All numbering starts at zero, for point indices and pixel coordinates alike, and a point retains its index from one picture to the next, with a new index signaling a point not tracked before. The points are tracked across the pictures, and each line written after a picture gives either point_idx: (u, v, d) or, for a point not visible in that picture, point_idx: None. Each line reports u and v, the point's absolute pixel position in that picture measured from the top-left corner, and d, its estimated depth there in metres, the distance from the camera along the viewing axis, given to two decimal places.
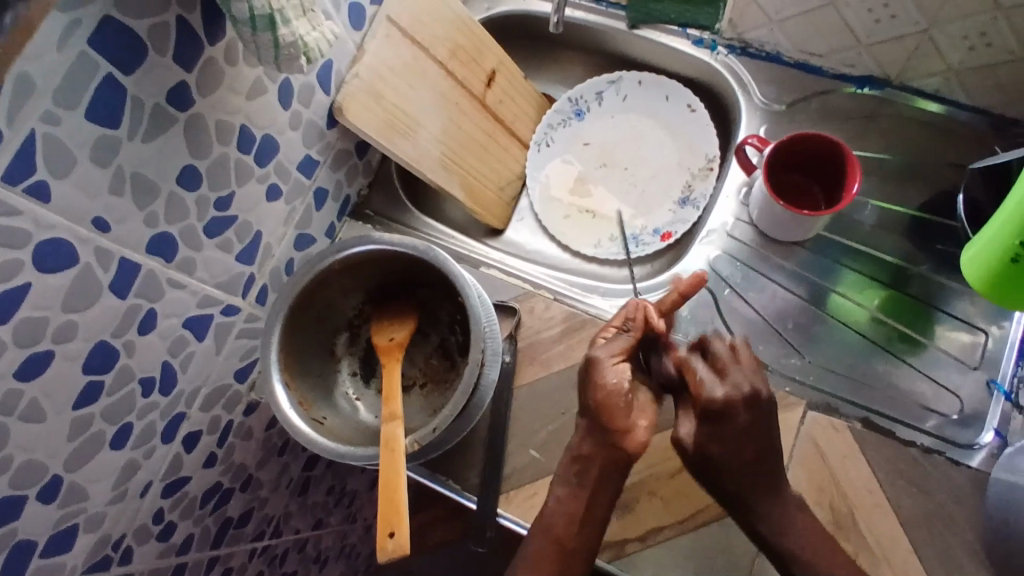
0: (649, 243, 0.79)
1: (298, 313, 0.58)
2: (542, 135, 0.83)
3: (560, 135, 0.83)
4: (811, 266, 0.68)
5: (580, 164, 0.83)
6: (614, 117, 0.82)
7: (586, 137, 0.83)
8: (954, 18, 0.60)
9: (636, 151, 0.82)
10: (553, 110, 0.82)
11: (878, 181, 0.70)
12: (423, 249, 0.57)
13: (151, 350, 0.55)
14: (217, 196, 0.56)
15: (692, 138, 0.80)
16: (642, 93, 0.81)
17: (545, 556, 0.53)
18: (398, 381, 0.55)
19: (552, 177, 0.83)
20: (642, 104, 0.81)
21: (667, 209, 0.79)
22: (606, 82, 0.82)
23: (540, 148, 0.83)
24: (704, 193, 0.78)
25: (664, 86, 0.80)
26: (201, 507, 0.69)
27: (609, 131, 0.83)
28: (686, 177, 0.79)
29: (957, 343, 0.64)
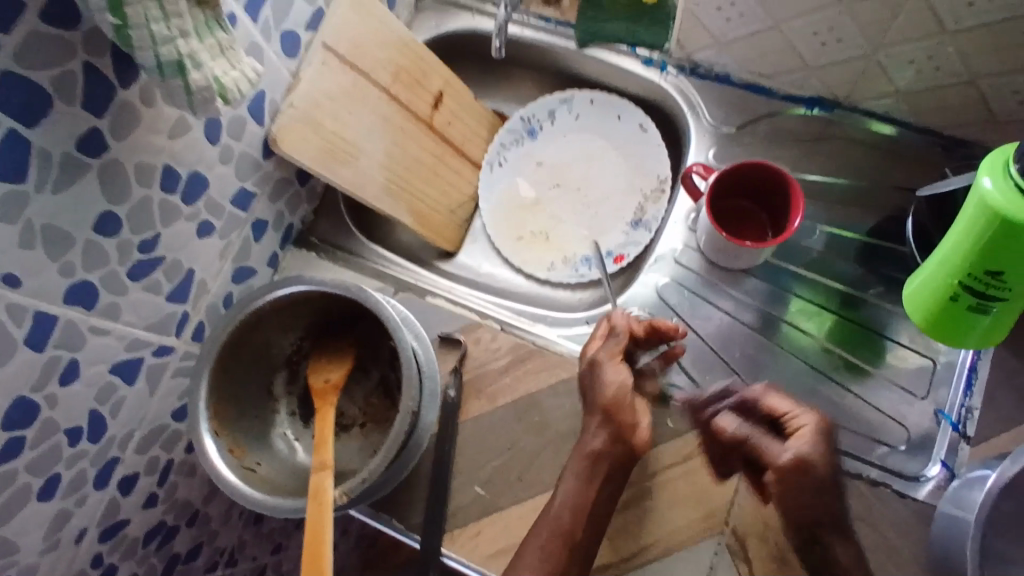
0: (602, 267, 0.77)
1: (228, 357, 0.56)
2: (495, 155, 0.81)
3: (512, 154, 0.81)
4: (759, 293, 0.68)
5: (533, 184, 0.81)
6: (568, 137, 0.81)
7: (539, 157, 0.81)
8: (899, 44, 0.59)
9: (589, 172, 0.80)
10: (505, 129, 0.80)
11: (827, 205, 0.69)
12: (355, 291, 0.55)
13: (77, 400, 0.54)
14: (140, 239, 0.54)
15: (645, 159, 0.78)
16: (595, 112, 0.79)
17: (553, 544, 0.54)
18: (331, 427, 0.54)
19: (505, 198, 0.81)
20: (595, 123, 0.80)
21: (620, 231, 0.78)
22: (558, 101, 0.80)
23: (491, 168, 0.81)
24: (656, 215, 0.77)
25: (616, 105, 0.78)
26: (144, 546, 0.68)
27: (562, 151, 0.81)
28: (639, 199, 0.78)
29: (905, 373, 0.63)
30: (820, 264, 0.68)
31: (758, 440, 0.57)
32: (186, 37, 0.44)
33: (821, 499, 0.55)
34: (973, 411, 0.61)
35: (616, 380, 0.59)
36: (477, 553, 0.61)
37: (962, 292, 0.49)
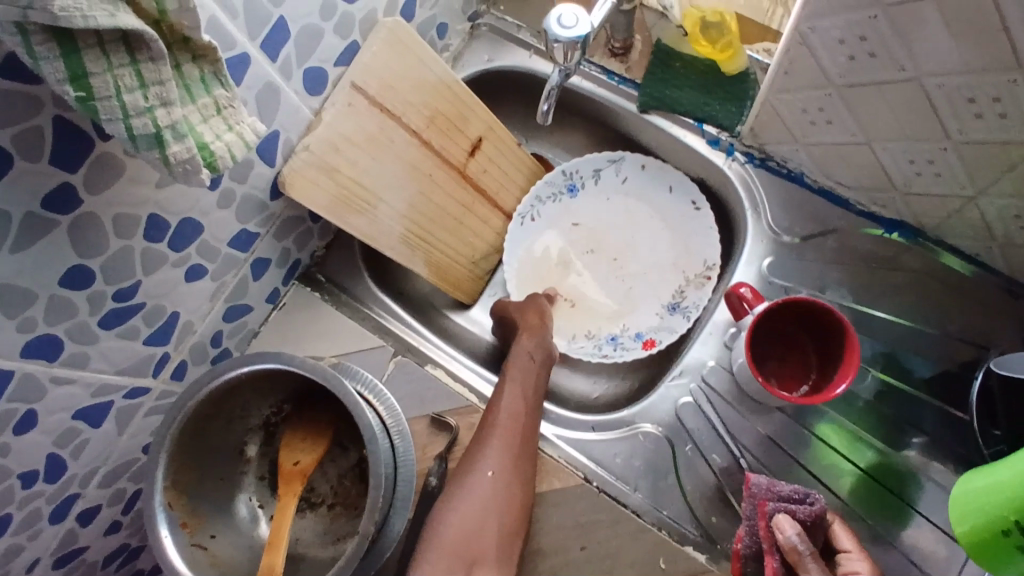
0: (629, 350, 0.70)
1: (194, 424, 0.52)
2: (527, 208, 0.73)
3: (547, 210, 0.74)
4: (785, 434, 0.60)
5: (567, 245, 0.74)
6: (610, 199, 0.74)
7: (576, 217, 0.74)
8: (1005, 195, 0.50)
9: (631, 241, 0.73)
10: (542, 183, 0.73)
11: (886, 346, 0.61)
12: (334, 382, 0.50)
13: (33, 446, 0.51)
14: (115, 288, 0.50)
15: (693, 237, 0.71)
16: (645, 176, 0.72)
17: (496, 482, 0.55)
18: (288, 525, 0.50)
19: (535, 255, 0.74)
20: (642, 190, 0.73)
21: (655, 312, 0.71)
22: (606, 160, 0.72)
23: (522, 222, 0.74)
24: (696, 303, 0.69)
25: (669, 175, 0.71)
26: (103, 567, 0.66)
27: (604, 213, 0.74)
28: (680, 281, 0.71)
29: (936, 561, 0.55)
30: (867, 414, 0.60)
31: (807, 555, 0.47)
32: (166, 106, 0.39)
33: None
34: None
35: (540, 333, 0.65)
36: None
37: (1016, 530, 0.42)
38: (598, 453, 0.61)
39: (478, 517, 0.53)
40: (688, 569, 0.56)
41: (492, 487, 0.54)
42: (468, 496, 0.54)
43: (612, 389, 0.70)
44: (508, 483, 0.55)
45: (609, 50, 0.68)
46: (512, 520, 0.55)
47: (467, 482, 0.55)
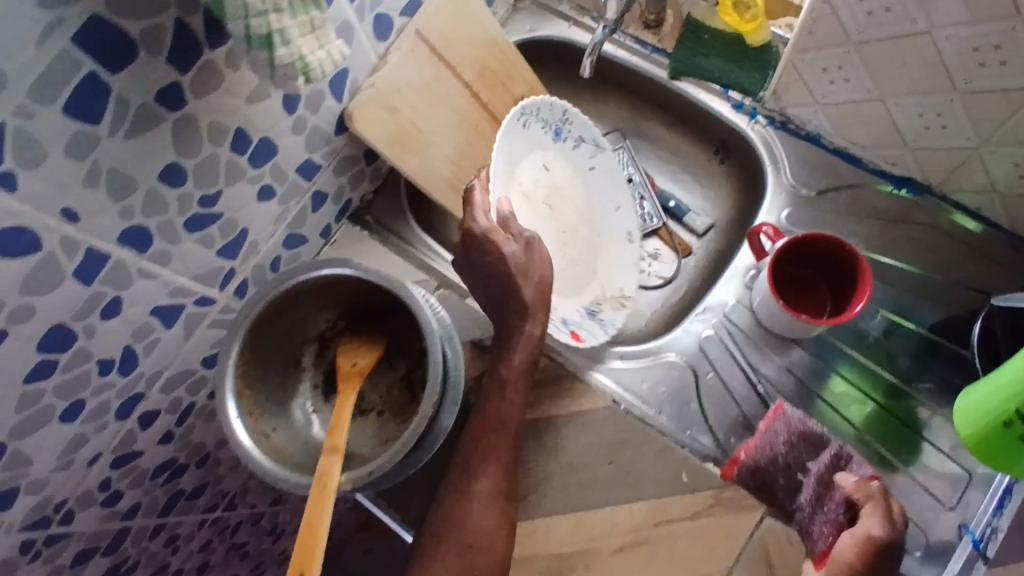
0: (557, 330, 0.68)
1: (261, 327, 0.57)
2: (530, 110, 0.68)
3: (534, 131, 0.70)
4: (804, 365, 0.67)
5: (532, 183, 0.71)
6: (571, 170, 0.74)
7: (545, 158, 0.72)
8: (1006, 143, 0.57)
9: (572, 226, 0.74)
10: (550, 104, 0.69)
11: (899, 291, 0.67)
12: (396, 286, 0.55)
13: (113, 335, 0.55)
14: (202, 193, 0.55)
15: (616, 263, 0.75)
16: (608, 176, 0.76)
17: (487, 540, 0.56)
18: (348, 413, 0.55)
19: (506, 163, 0.68)
20: (596, 184, 0.76)
21: (575, 308, 0.71)
22: (592, 140, 0.75)
23: (520, 121, 0.67)
24: (612, 321, 0.72)
25: (622, 197, 0.76)
26: (151, 478, 0.70)
27: (563, 179, 0.74)
28: (594, 292, 0.73)
29: (938, 481, 0.62)
30: (875, 349, 0.67)
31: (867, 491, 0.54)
32: (279, 13, 0.44)
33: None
34: (999, 533, 0.59)
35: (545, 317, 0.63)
36: None
37: (1016, 420, 0.48)
38: (625, 380, 0.66)
39: (473, 553, 0.55)
40: (707, 485, 0.60)
41: (489, 512, 0.57)
42: (455, 557, 0.55)
43: (637, 332, 0.75)
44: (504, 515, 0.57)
45: (643, 22, 0.75)
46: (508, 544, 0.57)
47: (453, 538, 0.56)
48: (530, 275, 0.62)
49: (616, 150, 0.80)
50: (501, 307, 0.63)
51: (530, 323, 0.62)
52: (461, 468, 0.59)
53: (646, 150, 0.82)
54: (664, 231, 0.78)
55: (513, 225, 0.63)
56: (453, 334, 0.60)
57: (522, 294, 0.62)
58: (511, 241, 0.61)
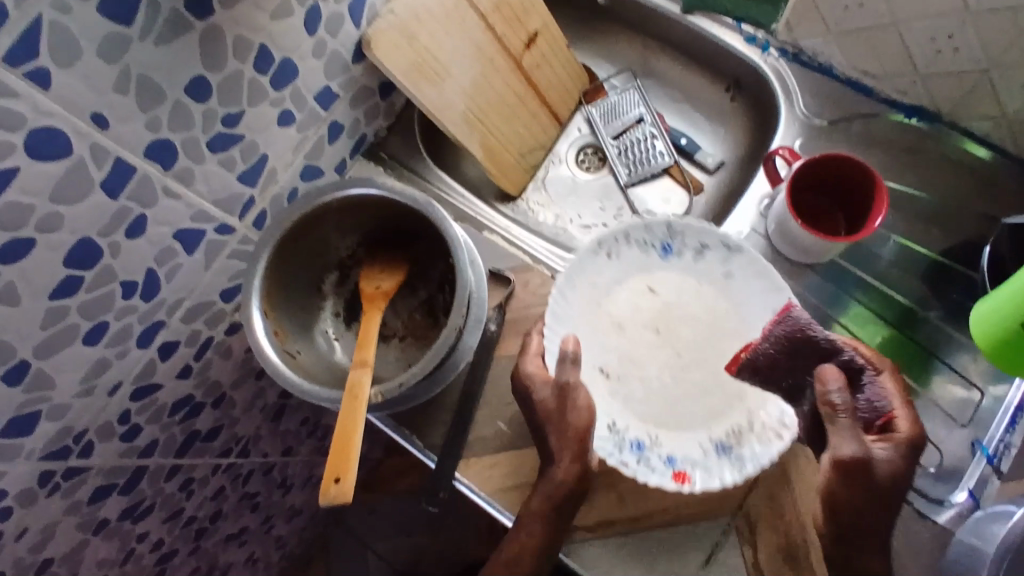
0: (656, 471, 0.58)
1: (285, 247, 0.57)
2: (610, 240, 0.65)
3: (632, 254, 0.66)
4: (817, 290, 0.69)
5: (631, 311, 0.65)
6: (701, 286, 0.65)
7: (658, 282, 0.66)
8: (1017, 63, 0.59)
9: (710, 348, 0.64)
10: (641, 225, 0.65)
11: (907, 219, 0.70)
12: (423, 203, 0.56)
13: (137, 255, 0.55)
14: (225, 111, 0.55)
15: (770, 384, 0.60)
16: (747, 284, 0.64)
17: None
18: (375, 330, 0.55)
19: (588, 299, 0.65)
20: (741, 293, 0.64)
21: (699, 444, 0.60)
22: (721, 242, 0.65)
23: (596, 251, 0.65)
24: (753, 456, 0.58)
25: (772, 291, 0.63)
26: (169, 415, 0.69)
27: (684, 296, 0.66)
28: (743, 420, 0.60)
29: (951, 398, 0.65)
30: (888, 274, 0.70)
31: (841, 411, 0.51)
32: None
33: (870, 500, 0.51)
34: (1011, 448, 0.62)
35: (578, 454, 0.56)
36: (489, 485, 0.62)
37: None
38: None
39: None
40: None
41: None
42: None
43: None
44: None
45: None
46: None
47: None
48: (566, 426, 0.57)
49: (627, 90, 0.82)
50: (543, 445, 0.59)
51: (564, 469, 0.56)
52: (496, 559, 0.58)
53: (657, 90, 0.84)
54: (675, 169, 0.79)
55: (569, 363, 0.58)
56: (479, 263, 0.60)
57: (554, 435, 0.57)
58: (544, 388, 0.59)
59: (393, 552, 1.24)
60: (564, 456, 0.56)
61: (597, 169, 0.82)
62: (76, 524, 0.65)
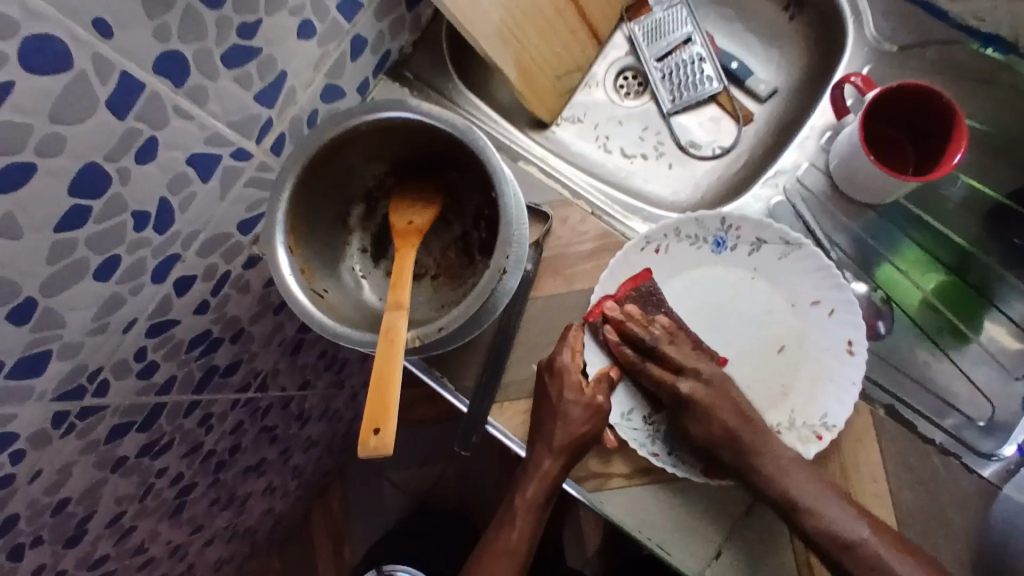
0: (687, 463, 0.57)
1: (310, 177, 0.52)
2: (658, 236, 0.61)
3: (682, 250, 0.62)
4: (875, 230, 0.65)
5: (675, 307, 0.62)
6: (755, 279, 0.62)
7: (704, 278, 0.62)
8: None
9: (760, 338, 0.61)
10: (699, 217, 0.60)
11: (976, 156, 0.66)
12: (463, 130, 0.50)
13: (148, 182, 0.50)
14: (241, 20, 0.49)
15: (816, 387, 0.58)
16: (804, 282, 0.60)
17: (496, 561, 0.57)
18: (411, 268, 0.51)
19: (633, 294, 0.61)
20: (795, 291, 0.61)
21: None
22: (779, 238, 0.60)
23: (644, 248, 0.61)
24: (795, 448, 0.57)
25: (834, 297, 0.59)
26: (186, 351, 0.65)
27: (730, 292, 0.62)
28: (783, 418, 0.59)
29: (1009, 349, 0.62)
30: (951, 215, 0.65)
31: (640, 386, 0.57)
32: None
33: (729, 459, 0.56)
34: None
35: (572, 455, 0.56)
36: (523, 431, 0.60)
37: None
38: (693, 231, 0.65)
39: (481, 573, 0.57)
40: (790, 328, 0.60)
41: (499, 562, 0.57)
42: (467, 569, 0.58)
43: (692, 201, 0.72)
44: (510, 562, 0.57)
45: None
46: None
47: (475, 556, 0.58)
48: (576, 423, 0.56)
49: (676, 5, 0.74)
50: (535, 429, 0.58)
51: (551, 460, 0.56)
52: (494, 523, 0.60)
53: (707, 8, 0.77)
54: (724, 96, 0.73)
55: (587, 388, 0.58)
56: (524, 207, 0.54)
57: (556, 432, 0.56)
58: (574, 393, 0.57)
59: (409, 481, 1.24)
60: (555, 450, 0.56)
61: (638, 95, 0.75)
62: (93, 462, 0.64)
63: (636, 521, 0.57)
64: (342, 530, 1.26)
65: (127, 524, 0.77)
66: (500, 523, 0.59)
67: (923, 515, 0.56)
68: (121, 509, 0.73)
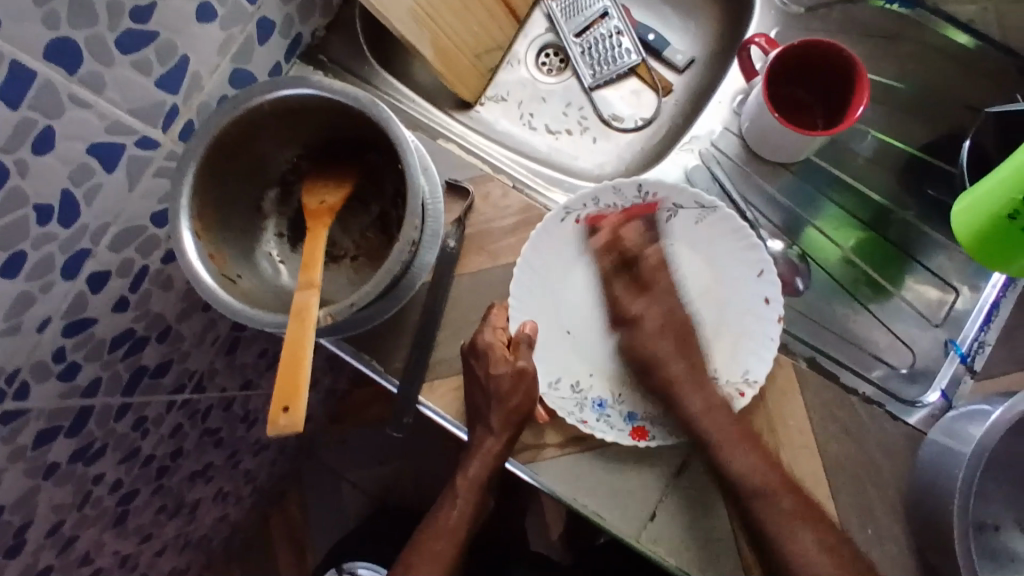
0: (615, 428, 0.58)
1: (215, 163, 0.51)
2: (577, 206, 0.61)
3: (601, 219, 0.62)
4: (793, 192, 0.66)
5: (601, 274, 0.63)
6: (673, 245, 0.62)
7: (628, 244, 0.63)
8: None
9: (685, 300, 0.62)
10: (614, 185, 0.61)
11: (886, 112, 0.67)
12: (366, 103, 0.50)
13: (48, 173, 0.49)
14: (134, 3, 0.48)
15: (737, 347, 0.59)
16: (722, 245, 0.61)
17: (440, 544, 0.57)
18: (322, 248, 0.51)
19: (558, 263, 0.62)
20: (715, 253, 0.61)
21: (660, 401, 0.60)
22: (695, 202, 0.61)
23: (564, 218, 0.61)
24: None
25: (755, 259, 0.60)
26: (111, 351, 0.64)
27: (653, 257, 0.62)
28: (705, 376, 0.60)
29: (925, 296, 0.64)
30: (863, 170, 0.67)
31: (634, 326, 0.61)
32: None
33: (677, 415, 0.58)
34: (984, 346, 0.62)
35: (512, 433, 0.57)
36: (455, 408, 0.60)
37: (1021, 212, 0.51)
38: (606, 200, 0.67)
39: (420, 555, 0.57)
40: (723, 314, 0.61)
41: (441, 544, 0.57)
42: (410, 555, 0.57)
43: (615, 173, 0.73)
44: (453, 542, 0.57)
45: None
46: (465, 558, 0.59)
47: (415, 540, 0.58)
48: (508, 399, 0.56)
49: None
50: (473, 410, 0.58)
51: (493, 438, 0.57)
52: (434, 506, 0.60)
53: None
54: (643, 69, 0.74)
55: (519, 348, 0.58)
56: (436, 182, 0.54)
57: (493, 411, 0.56)
58: (500, 365, 0.56)
59: (367, 478, 1.23)
60: (495, 428, 0.56)
61: (559, 72, 0.76)
62: (22, 470, 0.62)
63: (572, 490, 0.57)
64: (302, 533, 1.24)
65: (67, 535, 0.75)
66: (442, 504, 0.59)
67: (853, 464, 0.57)
68: (58, 519, 0.71)
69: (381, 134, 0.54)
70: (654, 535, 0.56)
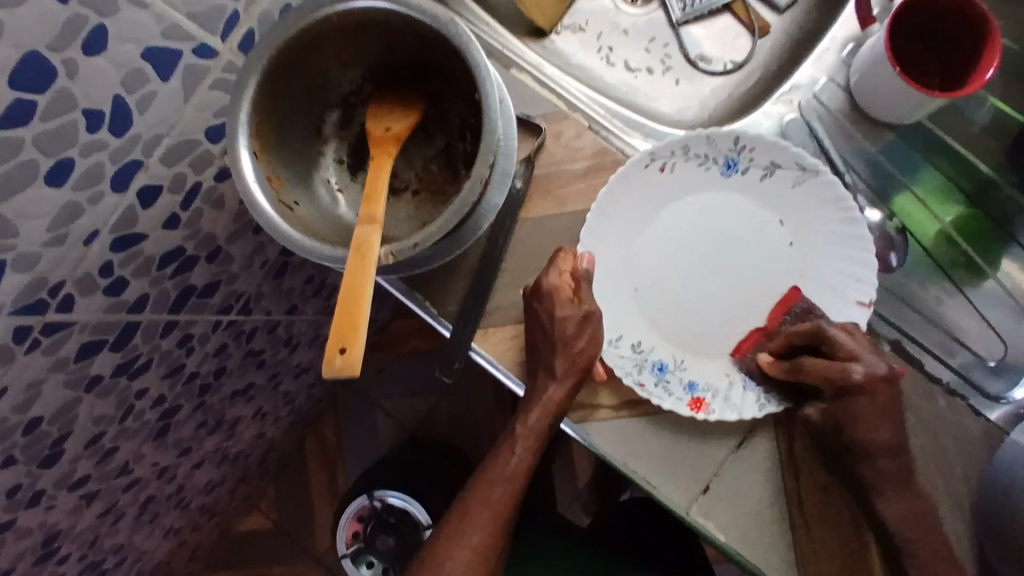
0: (673, 395, 0.54)
1: (277, 80, 0.47)
2: (664, 153, 0.57)
3: (687, 169, 0.58)
4: (893, 154, 0.60)
5: (676, 228, 0.59)
6: (758, 206, 0.58)
7: (708, 201, 0.59)
8: None
9: (765, 265, 0.58)
10: (704, 135, 0.56)
11: (1002, 78, 0.61)
12: (444, 23, 0.45)
13: (100, 77, 0.46)
14: None
15: None
16: (813, 210, 0.57)
17: (497, 492, 0.55)
18: (385, 180, 0.47)
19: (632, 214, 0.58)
20: (804, 218, 0.57)
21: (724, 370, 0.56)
22: (796, 163, 0.56)
23: (648, 164, 0.57)
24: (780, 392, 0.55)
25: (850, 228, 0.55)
26: (158, 269, 0.62)
27: (734, 217, 0.58)
28: None
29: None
30: (976, 141, 0.61)
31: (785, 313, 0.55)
32: None
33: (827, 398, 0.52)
34: None
35: (576, 380, 0.54)
36: (508, 357, 0.57)
37: None
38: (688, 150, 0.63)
39: (479, 501, 0.55)
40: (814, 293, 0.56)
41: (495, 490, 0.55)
42: (467, 501, 0.56)
43: (697, 120, 0.67)
44: (509, 491, 0.56)
45: None
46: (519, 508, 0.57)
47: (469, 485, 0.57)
48: (572, 344, 0.54)
49: None
50: (532, 356, 0.55)
51: (556, 386, 0.54)
52: (488, 454, 0.58)
53: None
54: (739, 5, 0.67)
55: (584, 292, 0.55)
56: (512, 115, 0.50)
57: (555, 356, 0.53)
58: (567, 307, 0.53)
59: (402, 412, 1.24)
60: (559, 374, 0.54)
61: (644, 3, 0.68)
62: (64, 381, 0.61)
63: (622, 454, 0.55)
64: (336, 458, 1.26)
65: (109, 445, 0.75)
66: (496, 452, 0.57)
67: (925, 458, 0.54)
68: (100, 429, 0.71)
69: (456, 61, 0.50)
70: (705, 510, 0.54)
